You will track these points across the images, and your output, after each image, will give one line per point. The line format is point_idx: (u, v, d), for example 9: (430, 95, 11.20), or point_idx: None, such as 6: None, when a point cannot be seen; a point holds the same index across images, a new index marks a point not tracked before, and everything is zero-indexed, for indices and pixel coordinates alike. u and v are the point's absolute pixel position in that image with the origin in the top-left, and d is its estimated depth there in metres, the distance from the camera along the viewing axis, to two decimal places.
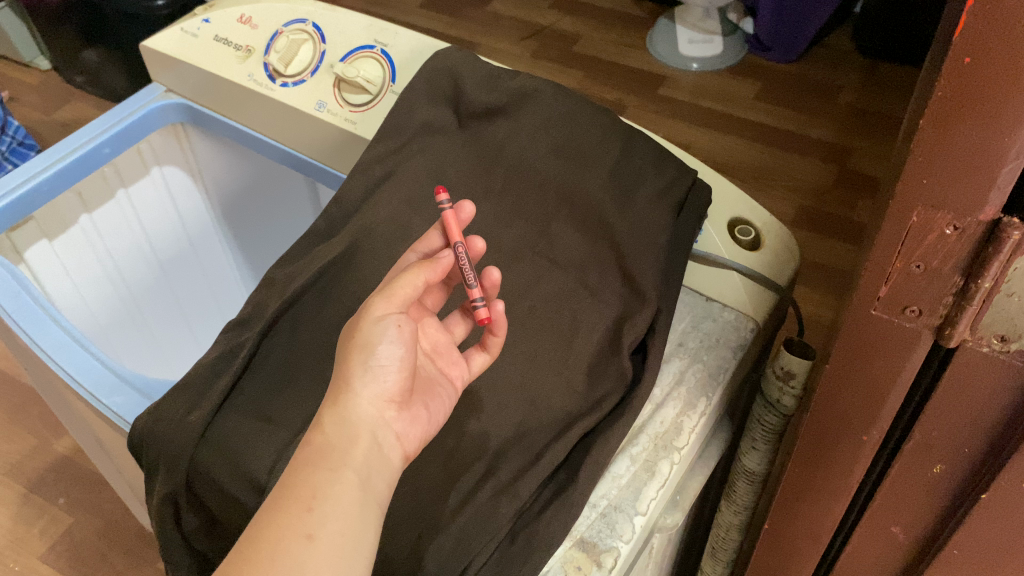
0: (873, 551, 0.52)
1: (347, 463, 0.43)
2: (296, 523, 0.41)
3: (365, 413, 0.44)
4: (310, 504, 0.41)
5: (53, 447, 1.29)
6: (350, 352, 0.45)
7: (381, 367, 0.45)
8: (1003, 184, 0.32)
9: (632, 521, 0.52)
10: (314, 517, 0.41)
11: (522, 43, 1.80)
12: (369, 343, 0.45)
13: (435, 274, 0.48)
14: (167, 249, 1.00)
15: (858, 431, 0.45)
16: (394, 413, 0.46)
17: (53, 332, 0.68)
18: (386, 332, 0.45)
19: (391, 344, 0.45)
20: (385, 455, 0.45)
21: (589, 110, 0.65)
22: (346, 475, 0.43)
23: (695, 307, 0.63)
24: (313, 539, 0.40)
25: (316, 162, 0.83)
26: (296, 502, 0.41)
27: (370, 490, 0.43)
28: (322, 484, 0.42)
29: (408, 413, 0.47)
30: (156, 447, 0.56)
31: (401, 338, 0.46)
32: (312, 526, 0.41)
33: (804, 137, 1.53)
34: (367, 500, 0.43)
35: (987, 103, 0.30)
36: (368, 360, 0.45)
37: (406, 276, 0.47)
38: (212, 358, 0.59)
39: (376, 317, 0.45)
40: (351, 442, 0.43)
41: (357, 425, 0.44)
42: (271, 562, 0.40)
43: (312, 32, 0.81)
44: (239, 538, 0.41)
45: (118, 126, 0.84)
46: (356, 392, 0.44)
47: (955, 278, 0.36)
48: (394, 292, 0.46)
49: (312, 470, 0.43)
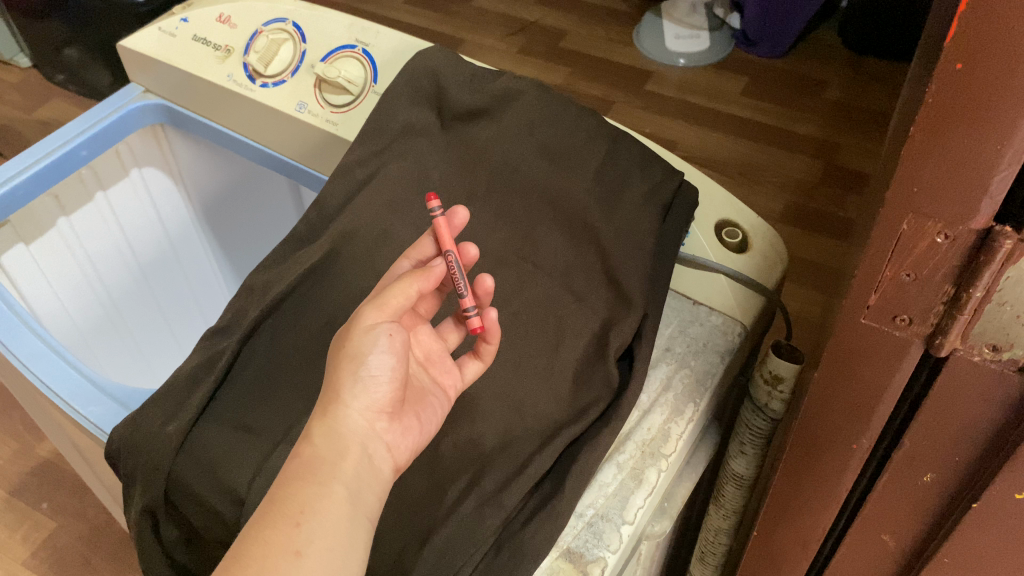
0: (863, 559, 0.51)
1: (335, 476, 0.41)
2: (284, 539, 0.39)
3: (355, 424, 0.43)
4: (297, 519, 0.40)
5: (35, 450, 1.27)
6: (336, 364, 0.44)
7: (372, 377, 0.44)
8: (995, 192, 0.31)
9: (619, 530, 0.51)
10: (302, 533, 0.40)
11: (508, 39, 1.78)
12: (359, 353, 0.44)
13: (428, 284, 0.47)
14: (147, 252, 0.98)
15: (848, 439, 0.45)
16: (385, 424, 0.45)
17: (28, 341, 0.67)
18: (377, 341, 0.44)
19: (382, 353, 0.44)
20: (377, 467, 0.44)
21: (573, 111, 0.64)
22: (334, 489, 0.41)
23: (683, 312, 0.62)
24: (302, 555, 0.39)
25: (300, 165, 0.81)
26: (283, 517, 0.40)
27: (359, 503, 0.42)
28: (310, 498, 0.41)
29: (399, 424, 0.46)
30: (132, 459, 0.55)
31: (392, 348, 0.45)
32: (301, 542, 0.39)
33: (791, 133, 1.53)
34: (355, 514, 0.41)
35: (980, 110, 0.29)
36: (358, 370, 0.44)
37: (399, 285, 0.46)
38: (191, 367, 0.57)
39: (367, 326, 0.45)
40: (338, 454, 0.42)
41: (346, 437, 0.43)
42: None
43: (293, 32, 0.80)
44: (226, 553, 0.40)
45: (95, 127, 0.82)
46: (345, 403, 0.43)
47: (946, 287, 0.35)
48: (385, 301, 0.45)
49: (300, 484, 0.41)
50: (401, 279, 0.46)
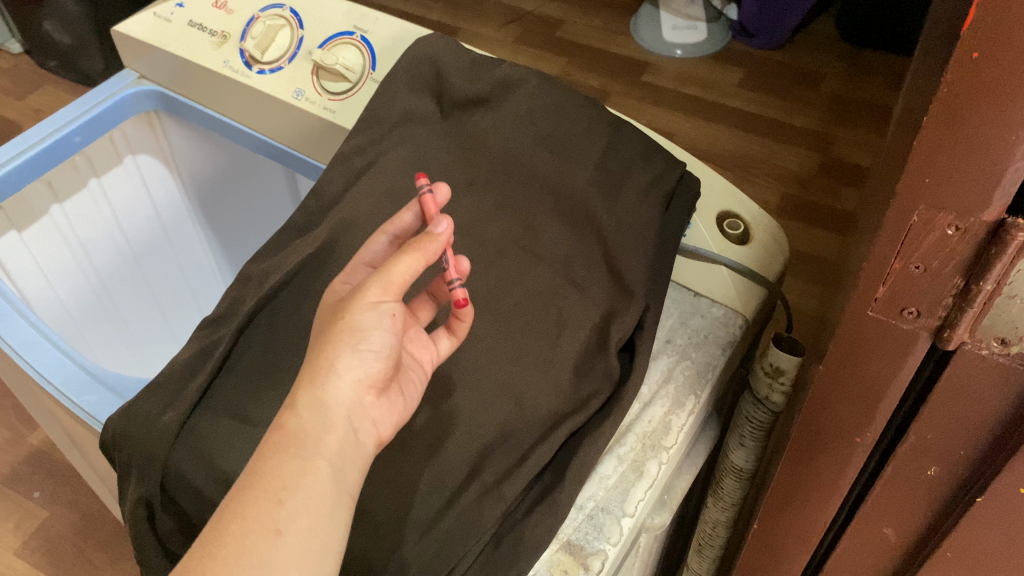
0: (864, 553, 0.51)
1: (319, 452, 0.40)
2: (264, 518, 0.38)
3: (343, 397, 0.41)
4: (279, 497, 0.39)
5: (27, 439, 1.27)
6: (329, 337, 0.41)
7: (370, 352, 0.41)
8: (1008, 184, 0.31)
9: (620, 522, 0.51)
10: (284, 510, 0.39)
11: (504, 28, 1.77)
12: (355, 340, 0.41)
13: (433, 254, 0.42)
14: (140, 239, 0.98)
15: (852, 432, 0.44)
16: (372, 399, 0.42)
17: (21, 329, 0.66)
18: (380, 320, 0.42)
19: (383, 332, 0.42)
20: (361, 442, 0.41)
21: (575, 102, 0.63)
22: (318, 466, 0.40)
23: (683, 303, 0.62)
24: (282, 534, 0.38)
25: (299, 153, 0.81)
26: (265, 493, 0.39)
27: (342, 481, 0.40)
28: (293, 475, 0.39)
29: (385, 399, 0.44)
30: (129, 449, 0.54)
31: (394, 327, 0.42)
32: (282, 520, 0.38)
33: (789, 125, 1.52)
34: (338, 492, 0.40)
35: (999, 98, 0.29)
36: (358, 344, 0.41)
37: (403, 259, 0.42)
38: (187, 357, 0.57)
39: (371, 302, 0.41)
40: (325, 429, 0.40)
41: (333, 412, 0.40)
42: (236, 559, 0.37)
43: (289, 18, 0.79)
44: (203, 531, 0.39)
45: (88, 113, 0.81)
46: (337, 374, 0.41)
47: (956, 280, 0.35)
48: (390, 277, 0.41)
49: (282, 457, 0.40)
50: (402, 252, 0.42)
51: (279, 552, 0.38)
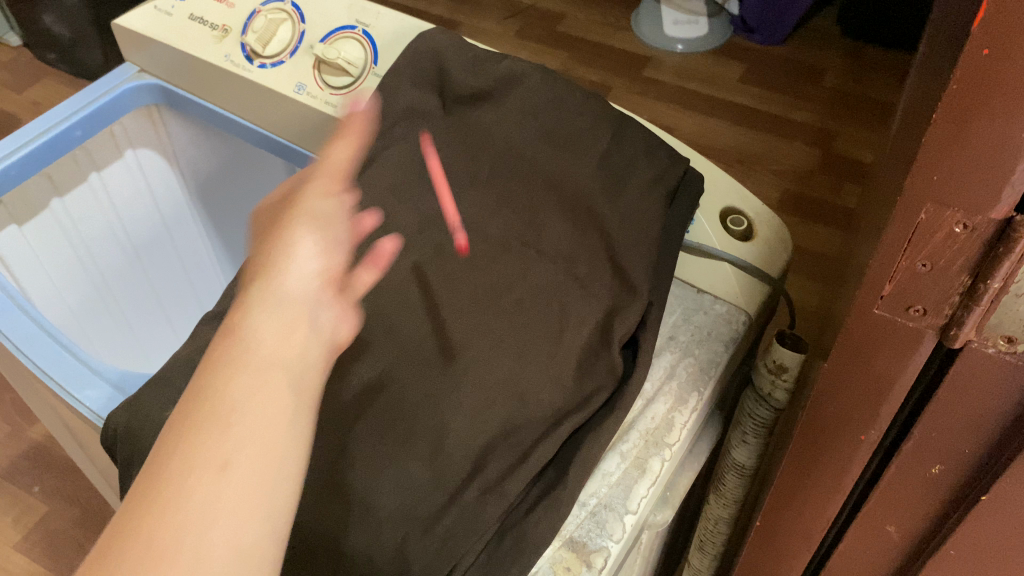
0: (867, 550, 0.51)
1: (267, 360, 0.37)
2: (209, 447, 0.34)
3: (293, 288, 0.40)
4: (226, 421, 0.34)
5: (27, 433, 1.27)
6: (268, 242, 0.43)
7: (304, 252, 0.42)
8: (1018, 182, 0.31)
9: (623, 520, 0.51)
10: (230, 438, 0.34)
11: (504, 22, 1.77)
12: (307, 226, 0.43)
13: (363, 140, 0.47)
14: (140, 233, 0.97)
15: (856, 430, 0.44)
16: (331, 298, 0.42)
17: (22, 324, 0.66)
18: (320, 222, 0.43)
19: (319, 232, 0.43)
20: (317, 336, 0.40)
21: (578, 96, 0.65)
22: (268, 380, 0.36)
23: (686, 300, 0.62)
24: (231, 464, 0.33)
25: (300, 147, 0.80)
26: (208, 419, 0.34)
27: (298, 401, 0.37)
28: (239, 395, 0.35)
29: (341, 304, 0.44)
30: (131, 444, 0.53)
31: (333, 229, 0.44)
32: (228, 450, 0.34)
33: (790, 121, 1.52)
34: (295, 412, 0.36)
35: (1008, 94, 0.28)
36: (291, 244, 0.42)
37: (337, 146, 0.46)
38: (189, 352, 0.57)
39: (318, 192, 0.44)
40: (273, 315, 0.39)
41: (287, 301, 0.40)
42: (177, 494, 0.32)
43: (291, 12, 0.78)
44: (130, 486, 0.34)
45: (89, 107, 0.81)
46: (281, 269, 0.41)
47: (963, 278, 0.34)
48: (331, 161, 0.45)
49: (225, 374, 0.36)
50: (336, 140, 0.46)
51: (227, 483, 0.33)
